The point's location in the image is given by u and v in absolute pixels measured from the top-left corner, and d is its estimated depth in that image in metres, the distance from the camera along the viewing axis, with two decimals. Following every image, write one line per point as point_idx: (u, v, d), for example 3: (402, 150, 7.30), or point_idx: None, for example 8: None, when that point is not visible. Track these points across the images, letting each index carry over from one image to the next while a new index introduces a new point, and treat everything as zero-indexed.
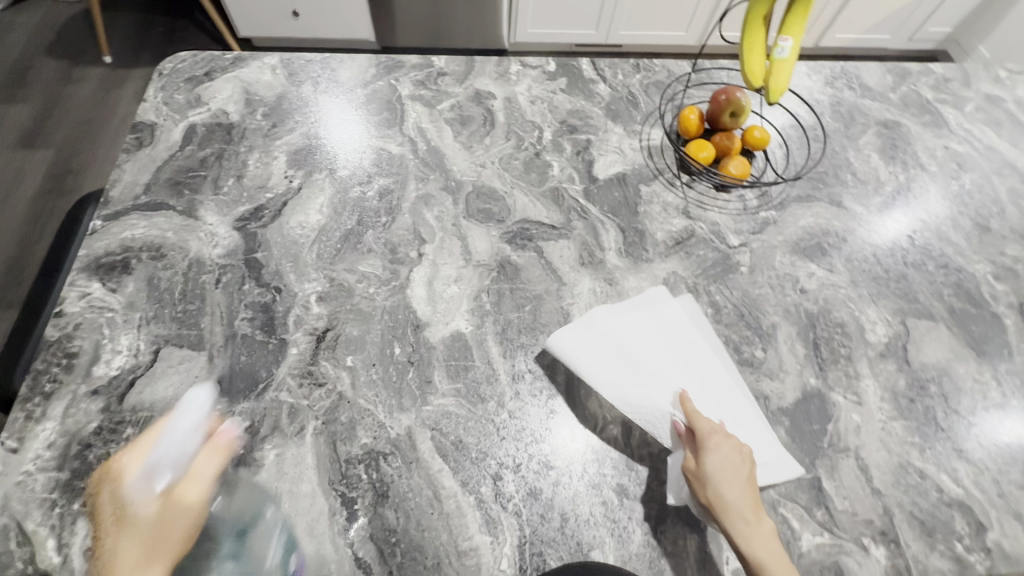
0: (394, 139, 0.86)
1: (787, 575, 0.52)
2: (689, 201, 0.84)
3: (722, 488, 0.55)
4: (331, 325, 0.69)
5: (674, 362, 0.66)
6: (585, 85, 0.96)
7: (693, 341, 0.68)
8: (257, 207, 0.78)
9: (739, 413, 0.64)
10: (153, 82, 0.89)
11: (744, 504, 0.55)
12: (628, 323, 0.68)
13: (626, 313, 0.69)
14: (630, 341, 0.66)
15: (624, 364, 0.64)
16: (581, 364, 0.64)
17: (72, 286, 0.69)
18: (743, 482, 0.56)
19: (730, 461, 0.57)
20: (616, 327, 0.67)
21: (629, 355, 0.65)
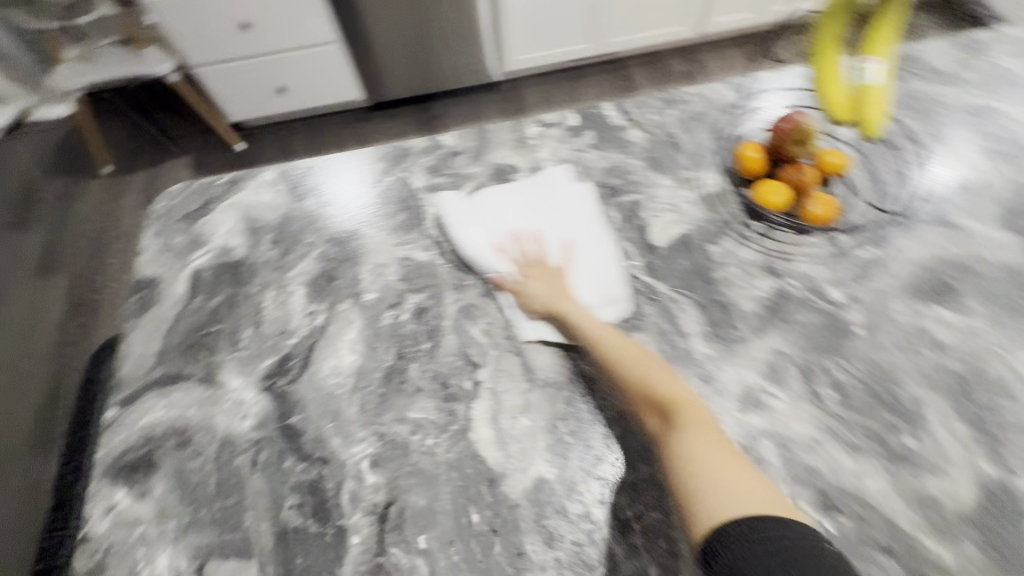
0: (418, 244, 0.76)
1: (606, 335, 0.63)
2: (771, 254, 0.71)
3: (535, 294, 0.68)
4: (392, 498, 0.58)
5: (540, 216, 0.75)
6: (616, 135, 0.85)
7: (554, 212, 0.76)
8: (282, 358, 0.68)
9: (592, 265, 0.71)
10: (148, 228, 0.81)
11: (551, 296, 0.67)
12: (505, 199, 0.77)
13: (516, 191, 0.78)
14: (495, 211, 0.76)
15: (482, 225, 0.75)
16: (451, 222, 0.75)
17: (96, 499, 0.60)
18: (553, 287, 0.68)
19: (542, 280, 0.69)
20: (490, 203, 0.77)
21: (490, 220, 0.75)
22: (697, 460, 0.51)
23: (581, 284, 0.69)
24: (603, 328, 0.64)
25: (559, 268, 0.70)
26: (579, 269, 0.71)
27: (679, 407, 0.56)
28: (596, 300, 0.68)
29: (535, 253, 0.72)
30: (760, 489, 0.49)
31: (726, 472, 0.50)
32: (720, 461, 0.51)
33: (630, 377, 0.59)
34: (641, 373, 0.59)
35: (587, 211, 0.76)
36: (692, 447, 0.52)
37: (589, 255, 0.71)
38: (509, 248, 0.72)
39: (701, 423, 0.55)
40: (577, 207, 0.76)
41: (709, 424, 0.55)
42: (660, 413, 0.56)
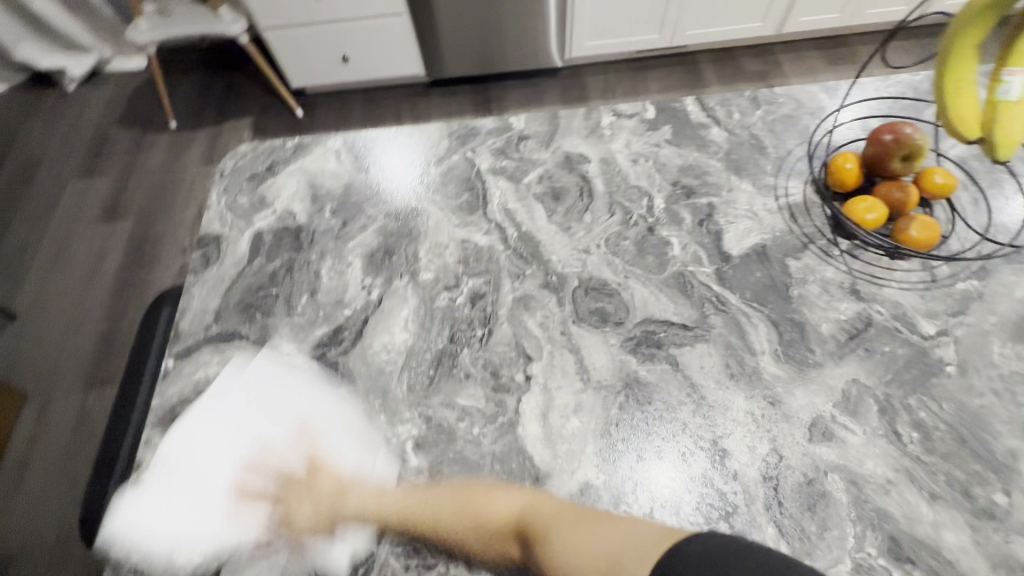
0: (478, 227, 0.74)
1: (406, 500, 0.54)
2: (857, 276, 0.66)
3: (303, 520, 0.53)
4: (434, 483, 0.57)
5: (264, 415, 0.59)
6: (695, 133, 0.80)
7: (280, 409, 0.60)
8: (335, 329, 0.68)
9: (339, 439, 0.59)
10: (215, 185, 0.82)
11: (364, 512, 0.54)
12: (206, 429, 0.59)
13: (219, 418, 0.59)
14: (201, 441, 0.58)
15: (191, 485, 0.56)
16: (139, 521, 0.54)
17: (148, 446, 0.61)
18: (320, 501, 0.54)
19: (304, 490, 0.54)
20: (188, 444, 0.58)
21: (220, 453, 0.57)
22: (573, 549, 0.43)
23: (350, 467, 0.57)
24: (400, 496, 0.54)
25: (308, 468, 0.56)
26: (331, 443, 0.58)
27: (516, 521, 0.50)
28: (360, 468, 0.58)
29: (308, 458, 0.56)
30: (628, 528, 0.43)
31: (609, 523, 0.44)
32: (600, 529, 0.44)
33: (465, 534, 0.51)
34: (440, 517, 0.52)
35: (309, 394, 0.62)
36: (566, 539, 0.45)
37: (328, 423, 0.60)
38: (251, 484, 0.55)
39: (554, 520, 0.48)
40: (297, 396, 0.61)
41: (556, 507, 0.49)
42: (520, 538, 0.49)
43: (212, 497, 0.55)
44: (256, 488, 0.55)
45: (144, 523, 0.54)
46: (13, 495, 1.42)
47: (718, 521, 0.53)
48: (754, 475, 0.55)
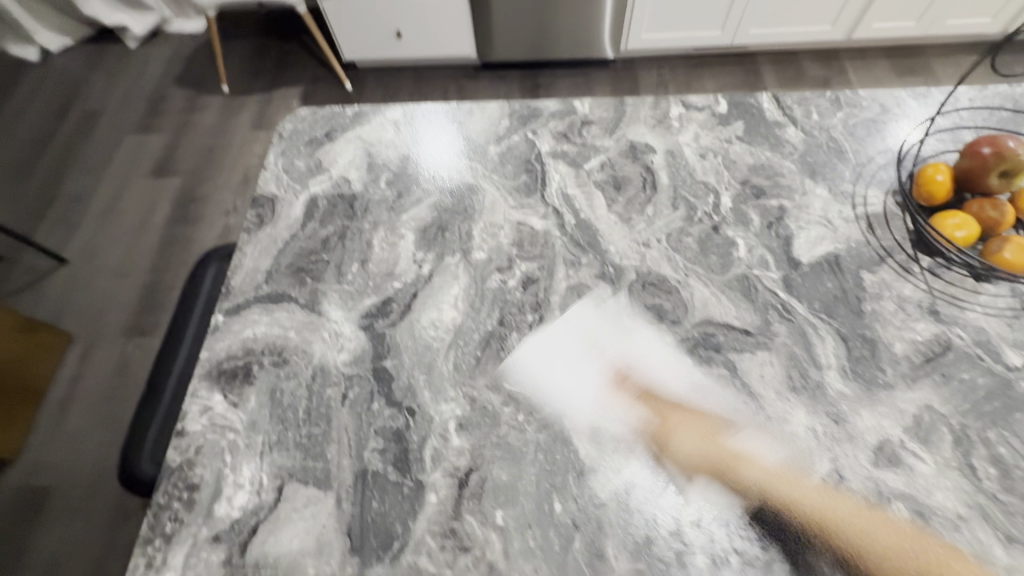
0: (536, 210, 0.72)
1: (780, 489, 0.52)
2: (938, 296, 0.62)
3: (691, 450, 0.55)
4: (475, 466, 0.56)
5: (605, 388, 0.59)
6: (769, 131, 0.76)
7: (629, 366, 0.60)
8: (384, 300, 0.67)
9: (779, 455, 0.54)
10: (273, 147, 0.82)
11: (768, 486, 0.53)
12: (540, 365, 0.61)
13: (581, 351, 0.61)
14: (557, 380, 0.60)
15: (573, 381, 0.60)
16: (553, 397, 0.59)
17: (194, 398, 0.62)
18: (711, 454, 0.54)
19: (696, 436, 0.55)
20: (559, 394, 0.59)
21: (579, 373, 0.60)
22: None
23: (758, 448, 0.55)
24: (726, 449, 0.54)
25: (716, 441, 0.55)
26: (730, 414, 0.57)
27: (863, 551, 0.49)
28: (762, 445, 0.55)
29: (663, 405, 0.57)
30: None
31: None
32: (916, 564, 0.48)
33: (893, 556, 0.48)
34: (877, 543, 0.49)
35: (659, 353, 0.61)
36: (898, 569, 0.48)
37: (724, 406, 0.57)
38: (626, 391, 0.59)
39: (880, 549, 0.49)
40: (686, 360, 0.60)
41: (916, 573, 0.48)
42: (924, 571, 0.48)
43: (580, 367, 0.60)
44: (637, 379, 0.59)
45: (533, 380, 0.60)
46: (53, 431, 1.47)
47: (770, 538, 0.51)
48: (813, 494, 0.52)
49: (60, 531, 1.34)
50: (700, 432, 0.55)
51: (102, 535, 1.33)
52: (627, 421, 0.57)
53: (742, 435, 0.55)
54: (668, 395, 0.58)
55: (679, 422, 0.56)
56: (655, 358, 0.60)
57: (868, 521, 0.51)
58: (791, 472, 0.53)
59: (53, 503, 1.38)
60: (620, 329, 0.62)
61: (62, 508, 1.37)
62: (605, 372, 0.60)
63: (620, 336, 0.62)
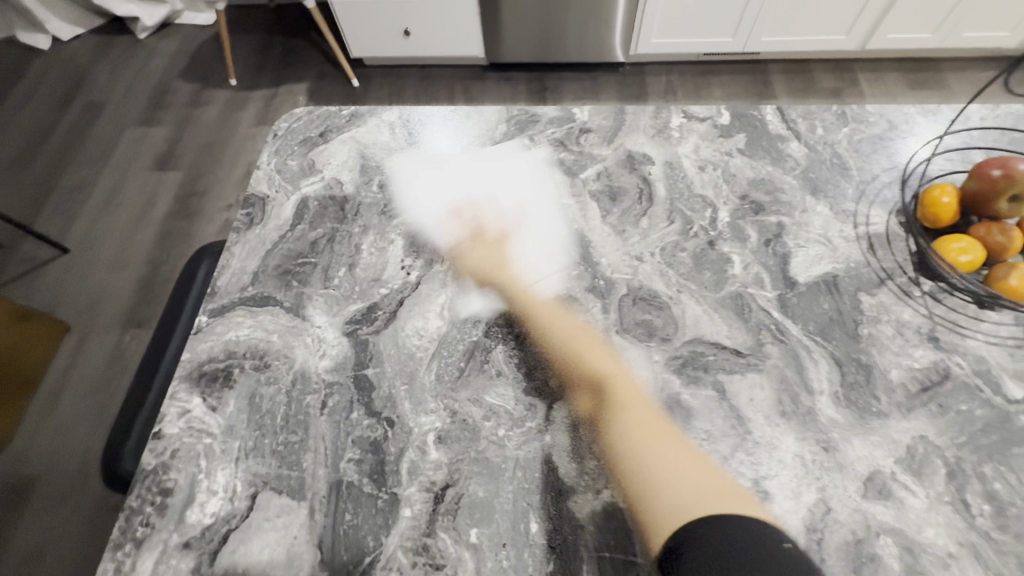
0: (528, 219, 0.71)
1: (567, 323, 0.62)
2: (938, 322, 0.60)
3: (473, 261, 0.68)
4: (451, 481, 0.55)
5: (481, 177, 0.74)
6: (771, 145, 0.74)
7: (479, 172, 0.74)
8: (370, 306, 0.66)
9: (540, 252, 0.68)
10: (267, 146, 0.81)
11: (557, 337, 0.62)
12: (421, 158, 0.77)
13: (485, 159, 0.76)
14: (458, 171, 0.74)
15: (439, 176, 0.75)
16: (403, 186, 0.75)
17: (173, 400, 0.61)
18: (493, 253, 0.67)
19: (484, 254, 0.68)
20: (429, 166, 0.76)
21: (454, 177, 0.74)
22: (651, 468, 0.52)
23: (526, 264, 0.67)
24: (567, 329, 0.62)
25: (502, 236, 0.69)
26: (526, 242, 0.68)
27: (600, 376, 0.59)
28: (543, 269, 0.67)
29: (474, 220, 0.70)
30: (712, 475, 0.52)
31: (681, 470, 0.51)
32: (681, 460, 0.52)
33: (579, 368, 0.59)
34: (603, 372, 0.59)
35: (534, 191, 0.73)
36: (629, 435, 0.55)
37: (535, 224, 0.70)
38: (461, 214, 0.71)
39: (628, 395, 0.57)
40: (520, 174, 0.74)
41: (639, 384, 0.58)
42: (592, 395, 0.58)
43: (500, 185, 0.73)
44: (516, 227, 0.69)
45: (402, 174, 0.76)
46: (45, 419, 1.48)
47: None
48: (797, 525, 0.50)
49: (44, 521, 1.34)
50: (487, 252, 0.68)
51: (88, 524, 1.33)
52: (448, 236, 0.70)
53: (516, 255, 0.67)
54: (508, 248, 0.68)
55: (493, 243, 0.68)
56: (461, 152, 0.77)
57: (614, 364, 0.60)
58: (589, 337, 0.61)
59: (41, 491, 1.38)
60: (533, 169, 0.75)
61: (51, 496, 1.38)
62: (515, 210, 0.71)
63: (506, 164, 0.75)
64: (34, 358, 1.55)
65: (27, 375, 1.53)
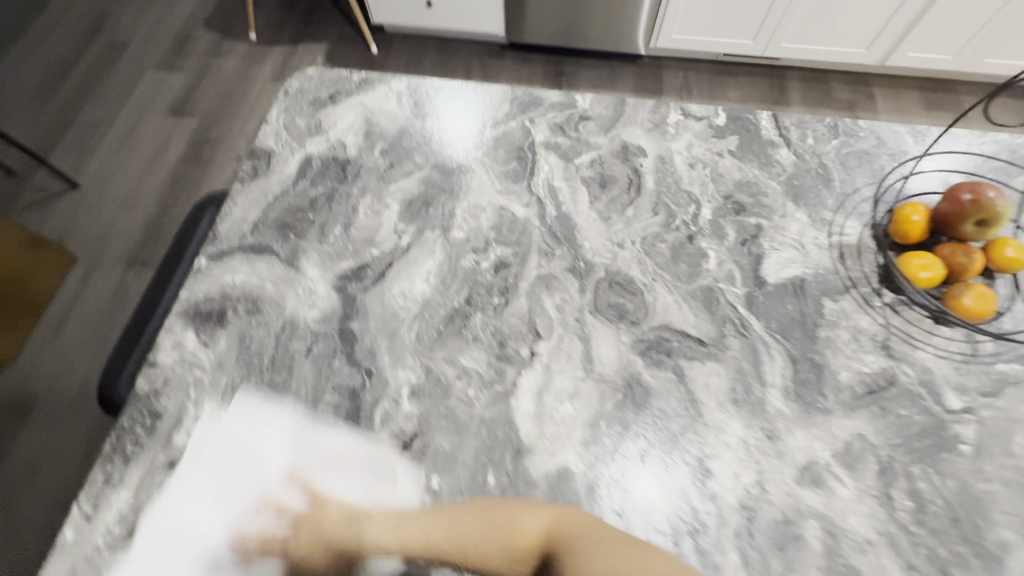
0: (519, 198, 0.74)
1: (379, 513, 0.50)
2: (893, 332, 0.63)
3: (315, 556, 0.49)
4: (420, 431, 0.59)
5: (215, 478, 0.55)
6: (761, 150, 0.77)
7: (227, 468, 0.55)
8: (361, 265, 0.69)
9: (342, 479, 0.54)
10: (277, 102, 0.83)
11: (338, 519, 0.50)
12: (187, 508, 0.53)
13: (209, 452, 0.56)
14: (209, 457, 0.56)
15: (214, 493, 0.54)
16: (160, 569, 0.51)
17: (169, 333, 0.65)
18: (304, 528, 0.50)
19: (317, 552, 0.49)
20: (184, 515, 0.53)
21: (220, 475, 0.55)
22: (578, 565, 0.38)
23: (338, 489, 0.53)
24: (417, 527, 0.47)
25: (302, 512, 0.51)
26: (323, 476, 0.54)
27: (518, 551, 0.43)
28: (354, 483, 0.54)
29: (280, 506, 0.53)
30: (609, 536, 0.41)
31: (600, 555, 0.38)
32: (586, 549, 0.39)
33: (489, 558, 0.44)
34: (478, 548, 0.44)
35: (291, 426, 0.58)
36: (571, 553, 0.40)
37: (333, 449, 0.57)
38: (253, 532, 0.52)
39: (538, 520, 0.44)
40: (273, 427, 0.58)
41: (501, 510, 0.45)
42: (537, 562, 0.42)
43: (245, 469, 0.55)
44: (310, 477, 0.54)
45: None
46: (49, 343, 1.55)
47: (684, 536, 0.53)
48: (732, 501, 0.55)
49: (44, 438, 1.40)
50: (344, 525, 0.49)
51: (86, 442, 1.40)
52: (259, 533, 0.51)
53: (318, 481, 0.54)
54: (322, 508, 0.51)
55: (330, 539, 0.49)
56: (196, 465, 0.56)
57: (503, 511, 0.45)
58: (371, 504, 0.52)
59: (43, 408, 1.45)
60: (261, 408, 0.60)
61: (53, 413, 1.44)
62: (254, 503, 0.53)
63: (242, 433, 0.58)
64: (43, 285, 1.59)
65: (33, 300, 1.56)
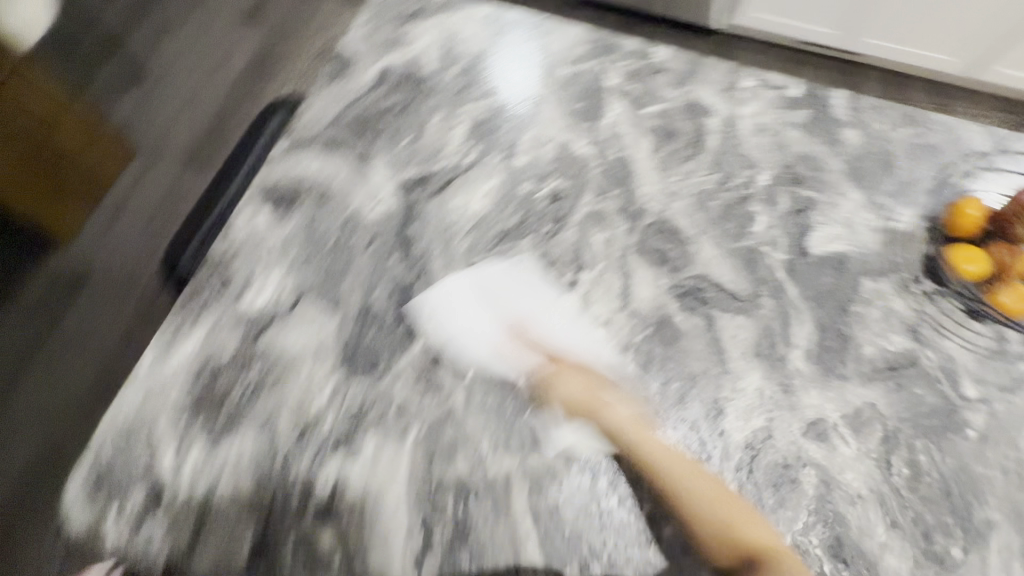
0: (583, 136, 0.76)
1: (628, 417, 0.59)
2: (926, 319, 0.65)
3: (574, 394, 0.60)
4: (461, 331, 0.64)
5: (490, 313, 0.65)
6: (831, 125, 0.76)
7: (495, 301, 0.65)
8: (426, 175, 0.73)
9: (578, 350, 0.63)
10: (364, 11, 0.86)
11: (582, 393, 0.60)
12: (463, 324, 0.64)
13: (477, 294, 0.66)
14: (457, 305, 0.65)
15: (485, 328, 0.64)
16: (449, 335, 0.63)
17: (244, 208, 0.71)
18: (586, 391, 0.60)
19: (577, 384, 0.60)
20: (460, 330, 0.64)
21: (485, 305, 0.65)
22: (717, 502, 0.54)
23: (566, 341, 0.64)
24: (633, 425, 0.58)
25: (561, 362, 0.63)
26: (541, 321, 0.65)
27: (677, 491, 0.55)
28: (585, 343, 0.64)
29: (530, 341, 0.64)
30: (759, 529, 0.53)
31: (737, 507, 0.54)
32: (735, 507, 0.54)
33: (702, 506, 0.54)
34: (681, 483, 0.56)
35: (516, 288, 0.66)
36: (699, 494, 0.55)
37: (539, 319, 0.65)
38: (509, 347, 0.63)
39: (706, 487, 0.56)
40: (475, 291, 0.66)
41: (676, 460, 0.57)
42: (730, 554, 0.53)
43: (485, 316, 0.64)
44: (532, 338, 0.64)
45: (443, 332, 0.64)
46: (107, 226, 1.63)
47: (688, 462, 0.58)
48: (738, 440, 0.59)
49: (98, 309, 1.50)
50: (575, 400, 0.60)
51: (129, 320, 1.49)
52: (516, 362, 0.63)
53: (546, 328, 0.65)
54: (654, 428, 0.59)
55: (584, 416, 0.59)
56: (459, 295, 0.66)
57: (693, 475, 0.56)
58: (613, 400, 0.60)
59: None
60: (484, 272, 0.67)
61: (104, 290, 1.54)
62: (530, 343, 0.64)
63: (468, 291, 0.66)
64: None
65: None
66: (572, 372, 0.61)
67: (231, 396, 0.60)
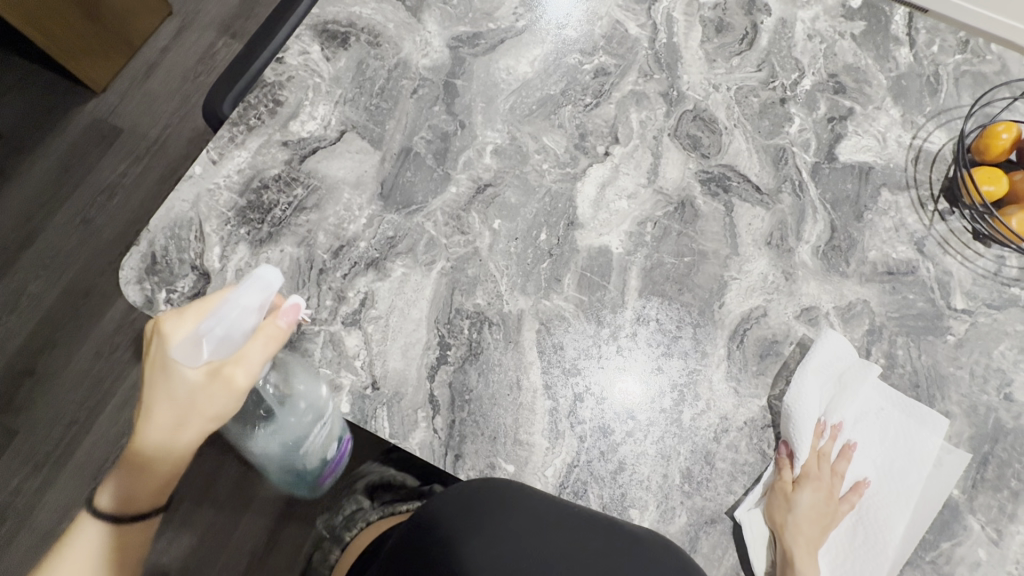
0: (636, 18, 0.75)
1: (815, 526, 0.57)
2: (932, 234, 0.68)
3: (801, 509, 0.57)
4: (493, 183, 0.67)
5: (836, 404, 0.61)
6: (887, 39, 0.75)
7: (850, 394, 0.61)
8: (476, 33, 0.74)
9: (868, 467, 0.61)
10: None
11: (813, 518, 0.57)
12: (807, 394, 0.60)
13: (824, 376, 0.62)
14: (843, 397, 0.61)
15: (810, 423, 0.60)
16: (794, 412, 0.60)
17: (297, 39, 0.72)
18: (822, 516, 0.58)
19: (814, 504, 0.58)
20: (804, 404, 0.60)
21: (842, 398, 0.61)
22: None
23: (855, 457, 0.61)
24: (812, 535, 0.57)
25: (836, 479, 0.59)
26: (862, 440, 0.61)
27: None
28: (884, 469, 0.60)
29: (834, 447, 0.61)
30: None
31: None
32: None
33: None
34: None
35: (862, 397, 0.62)
36: None
37: (869, 442, 0.61)
38: (825, 455, 0.60)
39: None
40: (837, 379, 0.62)
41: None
42: None
43: (812, 393, 0.61)
44: (841, 436, 0.61)
45: (800, 405, 0.60)
46: (137, 83, 1.53)
47: (687, 325, 0.64)
48: (737, 313, 0.64)
49: (123, 166, 1.47)
50: (820, 494, 0.58)
51: (152, 187, 1.46)
52: (813, 458, 0.59)
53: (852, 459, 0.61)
54: (840, 479, 0.60)
55: (801, 481, 0.58)
56: (860, 382, 0.62)
57: None
58: (825, 519, 0.58)
59: (121, 141, 1.49)
60: (864, 381, 0.62)
61: (128, 149, 1.48)
62: (812, 424, 0.60)
63: (834, 376, 0.62)
64: (135, 27, 1.51)
65: (126, 39, 1.51)
66: (816, 488, 0.58)
67: (275, 210, 0.65)
